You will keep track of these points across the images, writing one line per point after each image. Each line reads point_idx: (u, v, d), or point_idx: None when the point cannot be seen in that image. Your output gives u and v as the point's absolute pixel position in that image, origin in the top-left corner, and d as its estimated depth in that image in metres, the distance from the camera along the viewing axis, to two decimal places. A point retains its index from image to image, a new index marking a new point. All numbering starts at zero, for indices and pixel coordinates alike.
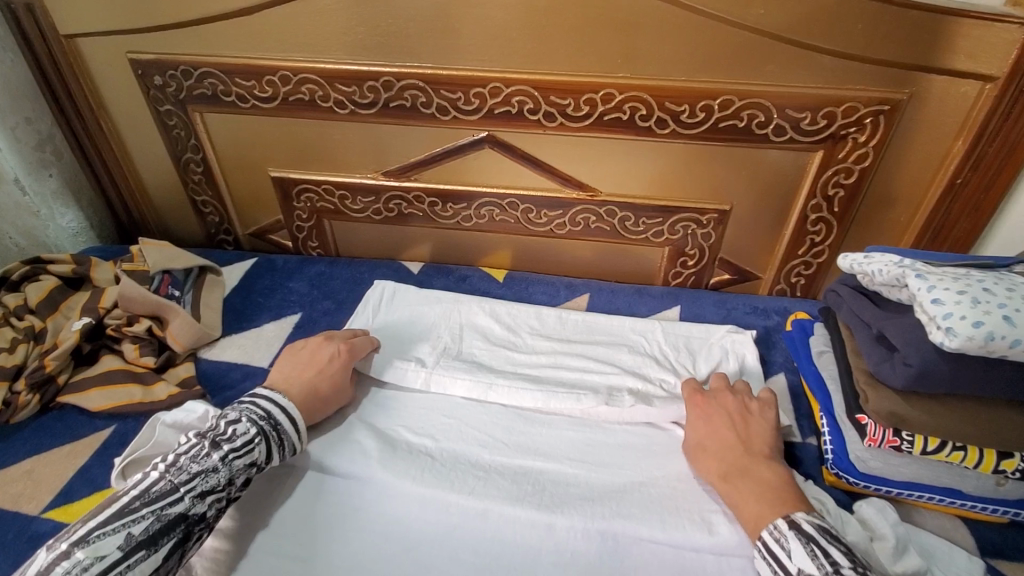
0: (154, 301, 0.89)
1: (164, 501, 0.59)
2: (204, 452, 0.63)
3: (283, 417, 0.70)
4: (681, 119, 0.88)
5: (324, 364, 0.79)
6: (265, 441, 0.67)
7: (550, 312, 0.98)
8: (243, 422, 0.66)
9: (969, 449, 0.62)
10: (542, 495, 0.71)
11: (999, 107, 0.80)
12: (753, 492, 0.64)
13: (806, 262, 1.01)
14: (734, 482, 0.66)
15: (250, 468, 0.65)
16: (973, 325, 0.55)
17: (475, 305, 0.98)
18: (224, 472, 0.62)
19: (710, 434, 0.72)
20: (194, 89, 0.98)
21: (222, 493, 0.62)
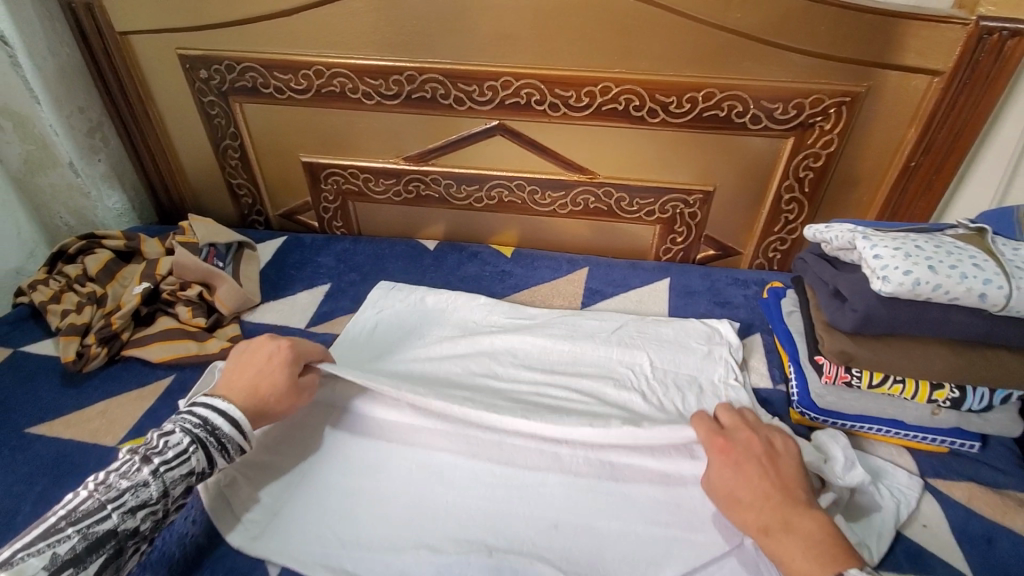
0: (205, 268, 1.00)
1: (89, 520, 0.58)
2: (135, 467, 0.62)
3: (221, 421, 0.67)
4: (670, 110, 1.00)
5: (266, 366, 0.73)
6: (202, 449, 0.65)
7: (536, 312, 1.05)
8: (175, 433, 0.65)
9: (907, 382, 0.75)
10: (550, 430, 0.82)
11: (945, 97, 0.92)
12: (802, 547, 0.59)
13: (782, 239, 1.13)
14: (777, 535, 0.61)
15: (185, 478, 0.64)
16: (904, 273, 0.67)
17: (472, 300, 1.06)
18: (155, 486, 0.61)
19: (743, 485, 0.66)
20: (235, 82, 1.10)
21: (154, 506, 0.62)
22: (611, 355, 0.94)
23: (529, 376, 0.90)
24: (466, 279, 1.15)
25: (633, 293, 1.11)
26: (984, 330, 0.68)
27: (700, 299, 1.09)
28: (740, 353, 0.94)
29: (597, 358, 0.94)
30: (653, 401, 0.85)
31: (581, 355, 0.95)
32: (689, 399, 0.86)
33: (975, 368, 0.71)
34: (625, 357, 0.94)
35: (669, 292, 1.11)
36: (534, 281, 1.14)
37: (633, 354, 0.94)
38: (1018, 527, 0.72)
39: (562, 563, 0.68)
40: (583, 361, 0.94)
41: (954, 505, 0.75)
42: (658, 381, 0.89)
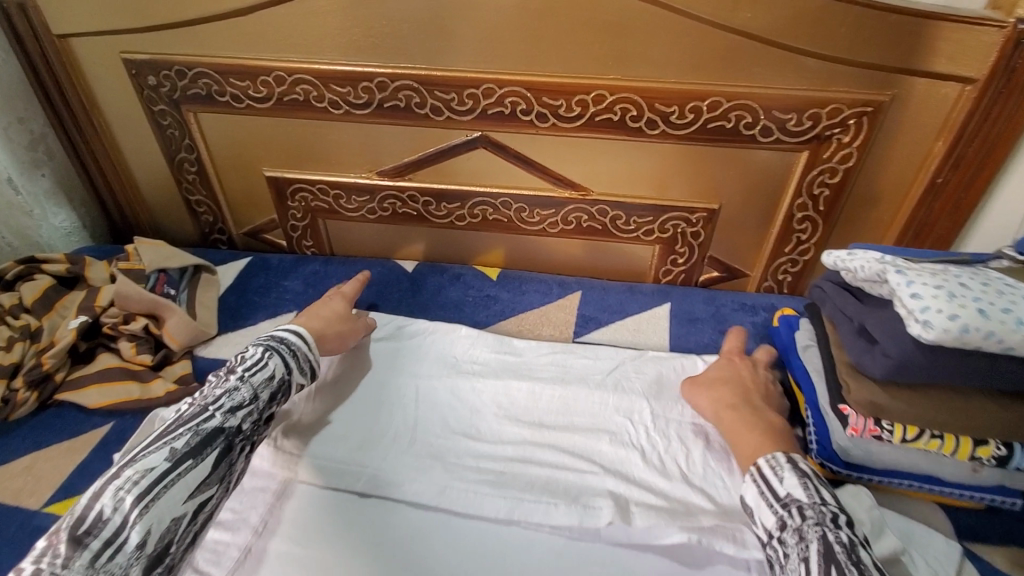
0: (150, 299, 0.89)
1: (197, 419, 0.64)
2: (223, 378, 0.70)
3: (297, 341, 0.77)
4: (671, 120, 0.90)
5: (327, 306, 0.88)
6: (277, 356, 0.74)
7: (529, 343, 0.93)
8: (251, 349, 0.74)
9: (946, 437, 0.65)
10: (538, 489, 0.72)
11: (977, 108, 0.83)
12: (757, 428, 0.71)
13: (793, 260, 1.03)
14: (735, 413, 0.74)
15: (271, 381, 0.71)
16: (949, 318, 0.57)
17: (456, 329, 0.95)
18: (247, 387, 0.69)
19: (734, 375, 0.81)
20: (188, 89, 0.99)
21: (250, 407, 0.68)
22: (607, 403, 0.83)
23: (515, 434, 0.80)
24: (447, 305, 1.05)
25: (631, 321, 1.01)
26: None
27: (704, 328, 0.99)
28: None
29: (592, 406, 0.83)
30: (655, 462, 0.76)
31: (572, 402, 0.84)
32: (694, 457, 0.76)
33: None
34: (624, 406, 0.83)
35: (669, 319, 1.01)
36: (521, 307, 1.04)
37: (632, 401, 0.83)
38: None
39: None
40: (576, 410, 0.83)
41: None
42: (658, 433, 0.79)
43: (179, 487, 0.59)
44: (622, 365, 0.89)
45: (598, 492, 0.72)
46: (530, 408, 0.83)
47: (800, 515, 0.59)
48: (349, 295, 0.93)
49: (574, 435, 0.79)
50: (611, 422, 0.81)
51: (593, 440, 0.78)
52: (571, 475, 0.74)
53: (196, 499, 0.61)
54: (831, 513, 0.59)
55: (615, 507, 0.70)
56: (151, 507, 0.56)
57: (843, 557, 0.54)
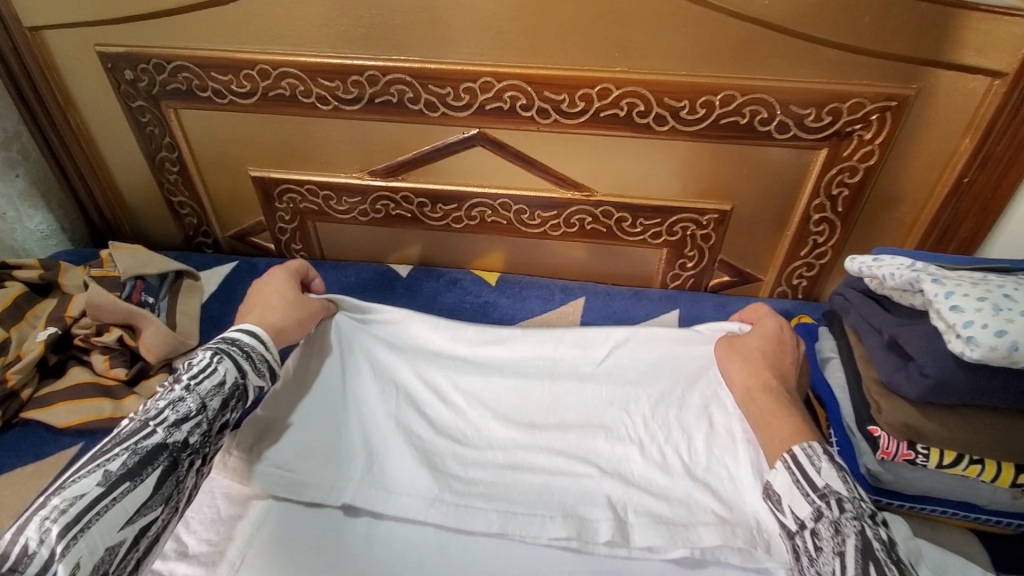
0: (126, 308, 0.83)
1: (137, 436, 0.58)
2: (167, 388, 0.63)
3: (246, 339, 0.70)
4: (681, 116, 0.84)
5: (275, 291, 0.80)
6: (229, 359, 0.66)
7: (513, 333, 0.86)
8: (200, 353, 0.67)
9: (986, 462, 0.60)
10: (532, 500, 0.69)
11: (1008, 103, 0.77)
12: (790, 413, 0.67)
13: (809, 264, 0.97)
14: (767, 397, 0.70)
15: (222, 387, 0.64)
16: (995, 334, 0.52)
17: (425, 320, 0.86)
18: (193, 397, 0.62)
19: (772, 352, 0.75)
20: (167, 84, 0.93)
21: (197, 418, 0.61)
22: (603, 395, 0.80)
23: (506, 438, 0.75)
24: (443, 313, 0.99)
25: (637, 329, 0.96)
26: None
27: None
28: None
29: (584, 396, 0.80)
30: (654, 455, 0.73)
31: (563, 398, 0.79)
32: (696, 445, 0.74)
33: None
34: (621, 399, 0.79)
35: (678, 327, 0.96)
36: (521, 315, 0.98)
37: (628, 390, 0.80)
38: None
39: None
40: (568, 408, 0.79)
41: None
42: (657, 424, 0.76)
43: (115, 513, 0.53)
44: (617, 350, 0.84)
45: (597, 499, 0.69)
46: (520, 407, 0.79)
47: (838, 507, 0.56)
48: (296, 275, 0.85)
49: (568, 437, 0.75)
50: (608, 417, 0.78)
51: (588, 437, 0.75)
52: (567, 481, 0.71)
53: (137, 524, 0.55)
54: (868, 510, 0.56)
55: (612, 520, 0.66)
56: (78, 539, 0.50)
57: (883, 555, 0.51)
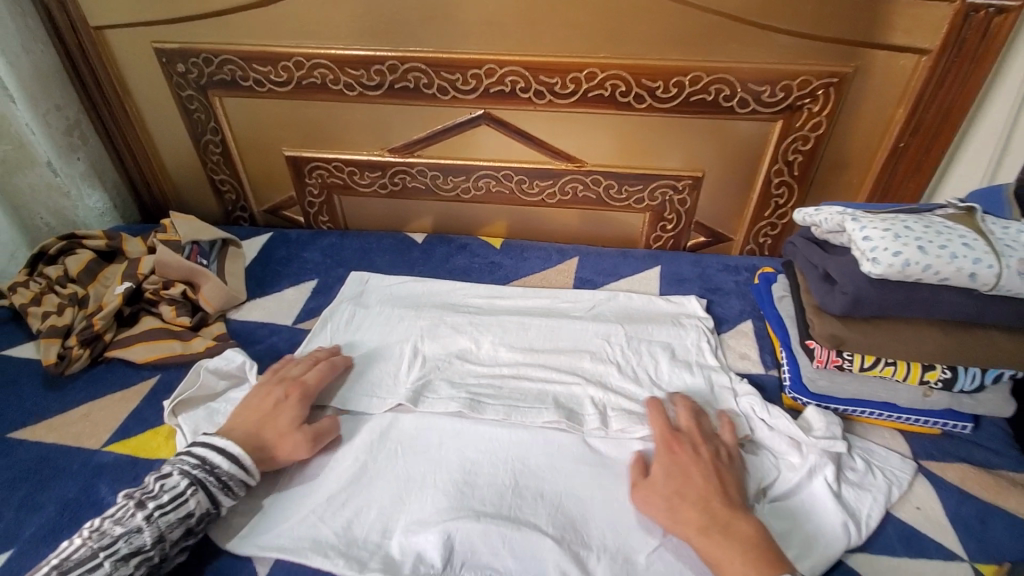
0: (187, 267, 0.99)
1: (82, 570, 0.60)
2: (130, 513, 0.64)
3: (219, 459, 0.70)
4: (657, 95, 0.99)
5: (273, 405, 0.78)
6: (202, 489, 0.68)
7: (514, 290, 1.07)
8: (173, 476, 0.68)
9: (897, 364, 0.75)
10: (531, 398, 0.85)
11: (932, 76, 0.91)
12: (740, 553, 0.61)
13: (772, 223, 1.12)
14: (714, 538, 0.63)
15: (186, 520, 0.66)
16: (893, 254, 0.66)
17: (450, 287, 1.07)
18: (151, 531, 0.63)
19: (684, 481, 0.69)
20: (214, 75, 1.08)
21: (148, 553, 0.63)
22: (587, 329, 0.97)
23: (511, 359, 0.93)
24: (455, 271, 1.14)
25: (624, 281, 1.10)
26: (978, 310, 0.67)
27: (690, 287, 1.08)
28: (711, 322, 0.98)
29: (575, 333, 0.97)
30: (629, 372, 0.89)
31: (557, 329, 0.97)
32: (662, 365, 0.90)
33: (967, 348, 0.70)
34: (601, 330, 0.97)
35: (659, 279, 1.10)
36: (523, 272, 1.13)
37: (608, 327, 0.97)
38: (1013, 508, 0.71)
39: (551, 526, 0.70)
40: (561, 336, 0.96)
41: (947, 489, 0.74)
42: (631, 349, 0.93)
43: None
44: (599, 304, 1.04)
45: (583, 400, 0.85)
46: (521, 338, 0.96)
47: None
48: (302, 394, 0.81)
49: (561, 356, 0.93)
50: (589, 342, 0.95)
51: (575, 357, 0.92)
52: (559, 387, 0.87)
53: None
54: None
55: (597, 415, 0.82)
56: None
57: None
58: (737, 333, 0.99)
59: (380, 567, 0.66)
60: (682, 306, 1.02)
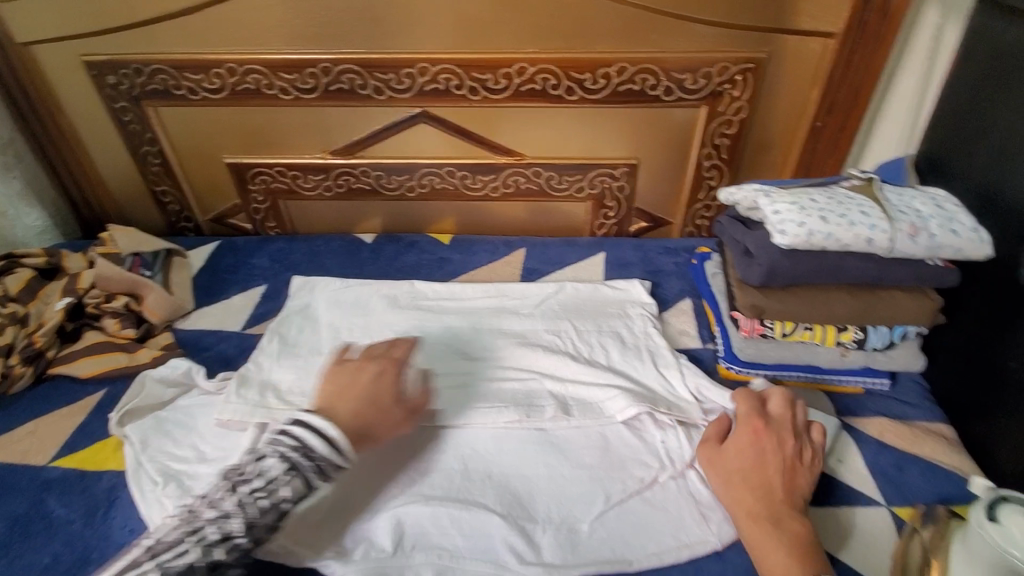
0: (130, 278, 1.00)
1: (169, 554, 0.58)
2: (224, 495, 0.63)
3: (316, 442, 0.66)
4: (586, 86, 1.02)
5: (366, 384, 0.75)
6: (298, 475, 0.64)
7: (464, 286, 1.08)
8: (269, 459, 0.65)
9: (814, 328, 0.80)
10: (488, 398, 0.86)
11: (840, 58, 0.97)
12: (784, 545, 0.62)
13: (707, 205, 1.17)
14: (763, 524, 0.65)
15: (276, 506, 0.63)
16: (799, 226, 0.71)
17: (398, 284, 1.08)
18: (244, 515, 0.61)
19: (755, 467, 0.69)
20: (146, 85, 1.08)
21: (239, 540, 0.60)
22: (537, 327, 0.98)
23: (464, 361, 0.93)
24: (404, 269, 1.15)
25: (568, 269, 1.13)
26: (878, 273, 0.73)
27: (633, 270, 1.12)
28: (654, 307, 1.01)
29: (524, 327, 0.98)
30: (582, 359, 0.92)
31: (507, 327, 0.99)
32: (612, 354, 0.93)
33: (871, 310, 0.75)
34: (551, 326, 0.98)
35: (603, 265, 1.14)
36: (472, 266, 1.15)
37: (557, 325, 0.98)
38: (927, 456, 0.76)
39: (498, 504, 0.74)
40: (509, 329, 0.98)
41: (867, 442, 0.78)
42: (583, 341, 0.95)
43: None
44: (546, 298, 1.04)
45: (541, 394, 0.87)
46: (472, 333, 0.98)
47: None
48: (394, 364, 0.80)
49: (511, 351, 0.93)
50: (539, 337, 0.96)
51: (529, 353, 0.93)
52: (513, 383, 0.88)
53: None
54: None
55: (556, 405, 0.85)
56: None
57: None
58: (677, 312, 1.03)
59: (332, 555, 0.68)
60: (626, 292, 1.04)
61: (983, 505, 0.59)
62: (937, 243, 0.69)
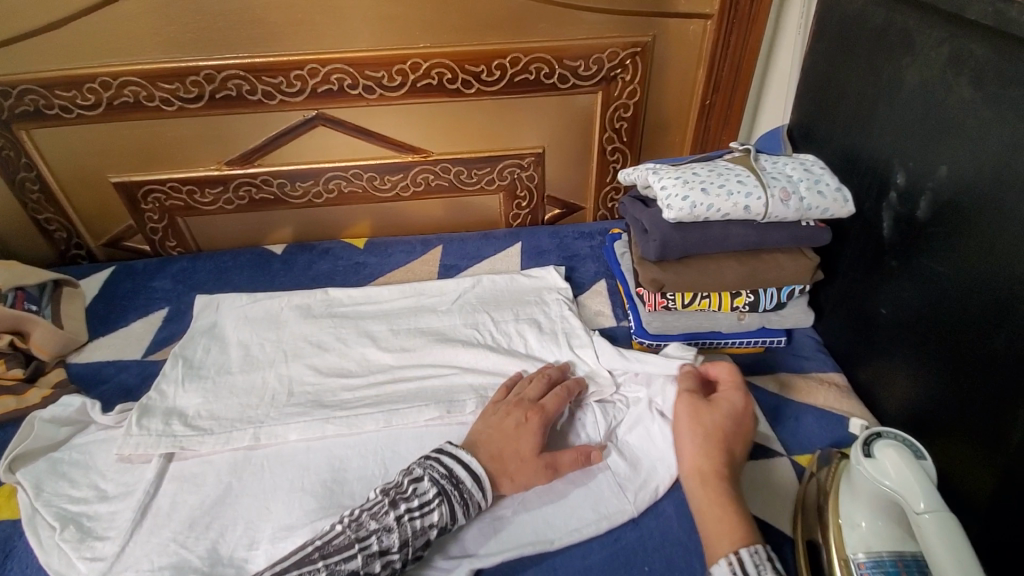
0: (12, 313, 0.91)
1: (339, 558, 0.59)
2: (384, 509, 0.62)
3: (464, 473, 0.66)
4: (483, 79, 1.03)
5: (518, 431, 0.71)
6: (447, 501, 0.64)
7: (382, 288, 1.07)
8: (423, 481, 0.65)
9: (711, 296, 0.85)
10: (408, 398, 0.84)
11: (718, 38, 1.01)
12: (737, 514, 0.62)
13: (615, 188, 1.21)
14: (719, 488, 0.65)
15: (430, 530, 0.62)
16: (684, 199, 0.75)
17: (312, 293, 1.05)
18: (401, 532, 0.61)
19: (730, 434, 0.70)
20: (15, 107, 0.99)
21: (394, 556, 0.60)
22: (455, 322, 0.98)
23: (382, 363, 0.92)
24: (318, 278, 1.12)
25: (486, 263, 1.13)
26: (759, 237, 0.78)
27: (549, 257, 1.14)
28: (570, 291, 1.03)
29: (443, 324, 0.98)
30: (501, 349, 0.92)
31: (425, 325, 0.98)
32: (530, 341, 0.93)
33: (758, 272, 0.80)
34: (468, 320, 0.98)
35: (520, 255, 1.15)
36: (389, 268, 1.13)
37: (475, 318, 0.98)
38: (821, 403, 0.80)
39: None
40: (428, 327, 0.98)
41: (768, 397, 0.82)
42: (501, 332, 0.95)
43: None
44: (464, 293, 1.04)
45: (462, 388, 0.85)
46: (390, 336, 0.96)
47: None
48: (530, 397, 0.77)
49: (432, 351, 0.92)
50: (458, 331, 0.96)
51: (449, 349, 0.92)
52: (435, 380, 0.87)
53: None
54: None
55: (476, 398, 0.82)
56: None
57: None
58: (593, 294, 1.05)
59: None
60: (543, 279, 1.06)
61: (861, 442, 0.61)
62: (807, 205, 0.75)
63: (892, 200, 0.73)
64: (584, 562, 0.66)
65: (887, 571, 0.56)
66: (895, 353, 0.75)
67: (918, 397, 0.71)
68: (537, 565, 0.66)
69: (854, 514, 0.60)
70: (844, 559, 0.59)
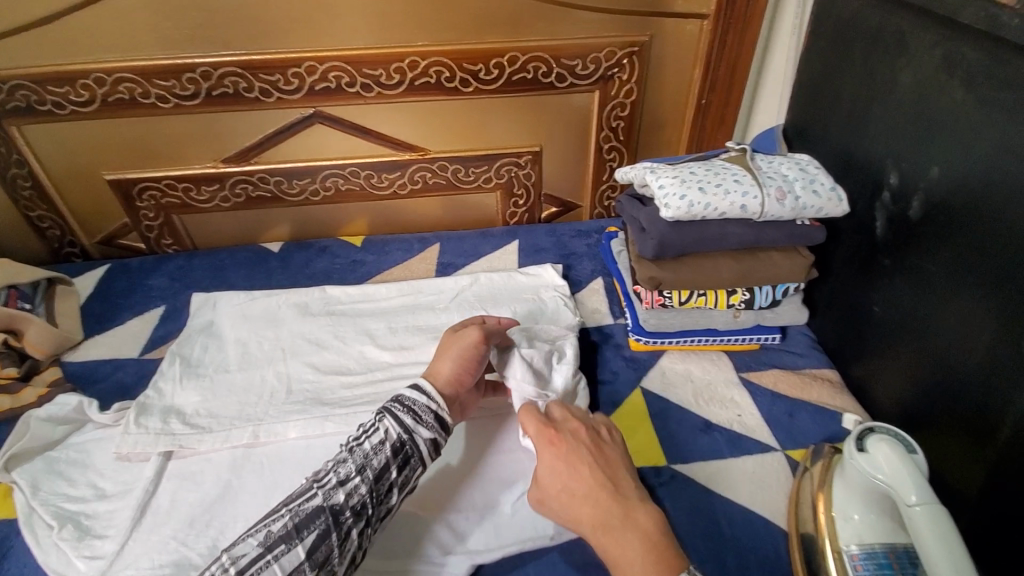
0: (5, 312, 0.91)
1: (300, 499, 0.57)
2: (342, 449, 0.63)
3: (407, 390, 0.68)
4: (480, 77, 1.03)
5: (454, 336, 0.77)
6: (390, 415, 0.64)
7: (379, 286, 1.07)
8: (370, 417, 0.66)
9: (707, 294, 0.86)
10: None
11: (714, 38, 1.02)
12: (636, 550, 0.51)
13: (612, 187, 1.21)
14: (613, 533, 0.53)
15: (384, 446, 0.61)
16: (681, 198, 0.76)
17: (309, 291, 1.05)
18: (354, 458, 0.60)
19: (571, 478, 0.57)
20: (6, 103, 0.98)
21: (356, 479, 0.59)
22: (453, 319, 0.98)
23: (381, 360, 0.92)
24: (316, 276, 1.12)
25: (484, 260, 1.14)
26: (756, 236, 0.79)
27: (547, 256, 1.14)
28: (567, 289, 1.04)
29: (442, 321, 0.98)
30: None
31: (423, 322, 0.98)
32: None
33: (753, 270, 0.81)
34: (466, 317, 0.98)
35: (517, 253, 1.15)
36: (386, 266, 1.13)
37: (474, 315, 0.98)
38: (816, 399, 0.81)
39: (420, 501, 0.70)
40: (426, 324, 0.98)
41: (763, 394, 0.83)
42: None
43: None
44: (462, 291, 1.05)
45: None
46: (388, 333, 0.96)
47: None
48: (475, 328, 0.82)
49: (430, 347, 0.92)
50: (456, 328, 0.96)
51: None
52: None
53: None
54: None
55: None
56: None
57: None
58: (590, 291, 1.06)
59: None
60: (541, 278, 1.06)
61: (854, 437, 0.62)
62: (803, 204, 0.76)
63: (885, 200, 0.75)
64: (583, 557, 0.66)
65: (880, 563, 0.58)
66: (887, 350, 0.76)
67: (910, 394, 0.73)
68: (536, 560, 0.66)
69: (848, 508, 0.62)
70: (838, 552, 0.59)
